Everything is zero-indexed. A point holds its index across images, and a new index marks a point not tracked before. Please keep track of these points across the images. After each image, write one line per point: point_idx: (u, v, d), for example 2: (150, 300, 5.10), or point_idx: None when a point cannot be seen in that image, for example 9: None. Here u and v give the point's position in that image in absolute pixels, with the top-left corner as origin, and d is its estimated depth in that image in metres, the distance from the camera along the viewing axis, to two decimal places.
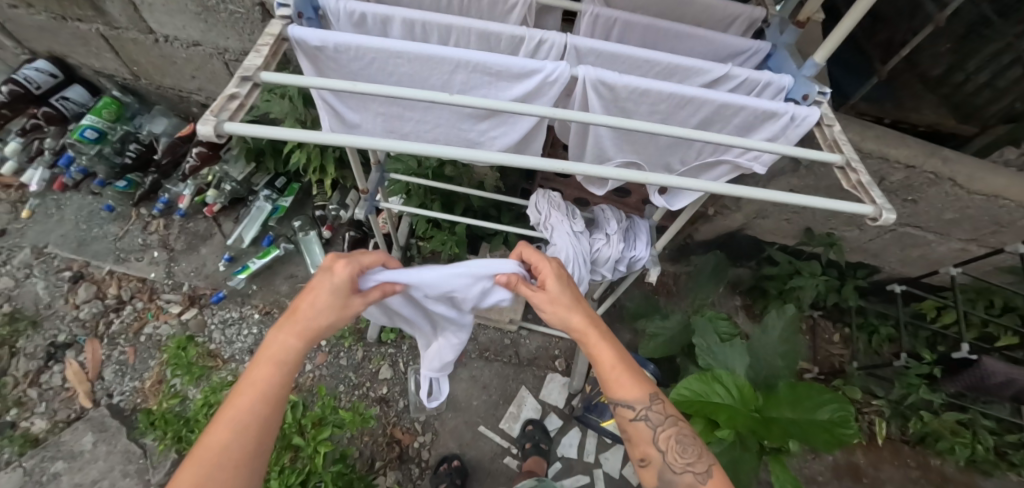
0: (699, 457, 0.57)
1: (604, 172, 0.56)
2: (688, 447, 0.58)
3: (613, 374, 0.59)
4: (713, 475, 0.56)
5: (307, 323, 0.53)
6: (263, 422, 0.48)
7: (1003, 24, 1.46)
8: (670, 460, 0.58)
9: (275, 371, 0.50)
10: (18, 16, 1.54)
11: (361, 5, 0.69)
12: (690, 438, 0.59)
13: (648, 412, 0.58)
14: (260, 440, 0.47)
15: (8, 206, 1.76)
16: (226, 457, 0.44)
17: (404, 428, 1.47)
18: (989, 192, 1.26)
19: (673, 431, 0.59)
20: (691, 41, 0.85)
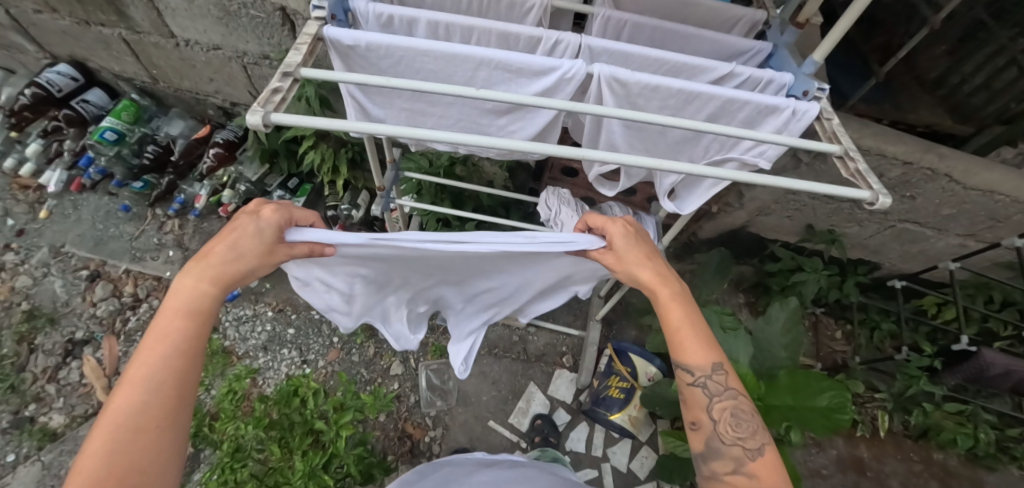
0: (752, 434, 0.55)
1: (617, 159, 0.63)
2: (743, 423, 0.56)
3: (678, 334, 0.58)
4: (764, 453, 0.53)
5: (220, 267, 0.51)
6: (177, 373, 0.45)
7: (998, 26, 1.52)
8: (721, 430, 0.57)
9: (189, 320, 0.48)
10: (42, 21, 1.59)
11: (389, 7, 0.75)
12: (748, 414, 0.56)
13: (706, 379, 0.56)
14: (178, 389, 0.44)
15: (27, 206, 1.80)
16: (146, 412, 0.41)
17: (415, 423, 1.50)
18: (985, 187, 1.30)
19: (730, 404, 0.56)
20: (697, 42, 0.89)
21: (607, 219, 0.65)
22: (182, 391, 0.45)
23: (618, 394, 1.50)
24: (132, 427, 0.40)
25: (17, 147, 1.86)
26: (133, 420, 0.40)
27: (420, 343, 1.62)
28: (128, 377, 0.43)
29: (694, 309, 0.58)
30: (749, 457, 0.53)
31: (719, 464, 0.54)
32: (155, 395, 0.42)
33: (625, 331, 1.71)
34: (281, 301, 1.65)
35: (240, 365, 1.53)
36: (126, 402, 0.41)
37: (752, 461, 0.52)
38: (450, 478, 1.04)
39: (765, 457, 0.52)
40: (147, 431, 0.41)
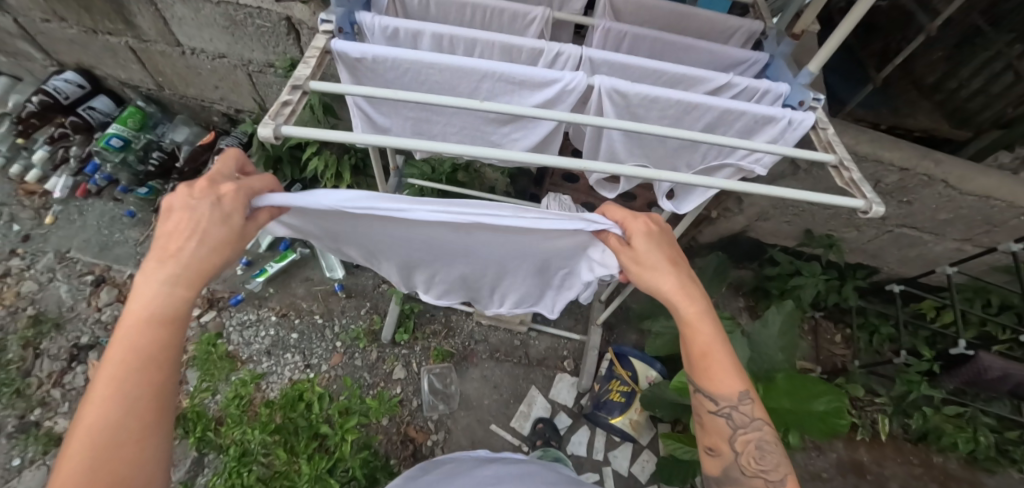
0: (775, 467, 0.57)
1: (619, 170, 0.64)
2: (766, 455, 0.58)
3: (705, 355, 0.58)
4: (784, 486, 0.57)
5: (186, 266, 0.45)
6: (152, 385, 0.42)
7: (994, 32, 1.55)
8: (742, 462, 0.59)
9: (159, 327, 0.43)
10: (49, 30, 1.61)
11: (394, 21, 0.77)
12: (772, 446, 0.58)
13: (730, 410, 0.58)
14: (154, 401, 0.42)
15: (32, 212, 1.81)
16: (121, 428, 0.40)
17: (418, 427, 1.51)
18: (981, 192, 1.32)
19: (755, 436, 0.58)
20: (695, 52, 0.91)
21: (627, 214, 0.59)
22: (160, 402, 0.43)
23: (618, 398, 1.50)
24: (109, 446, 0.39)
25: (23, 154, 1.88)
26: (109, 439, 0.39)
27: (422, 348, 1.63)
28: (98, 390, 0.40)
29: (722, 334, 0.58)
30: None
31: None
32: (131, 410, 0.41)
33: (625, 336, 1.71)
34: (284, 306, 1.66)
35: (244, 370, 1.54)
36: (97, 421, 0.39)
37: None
38: (452, 470, 1.07)
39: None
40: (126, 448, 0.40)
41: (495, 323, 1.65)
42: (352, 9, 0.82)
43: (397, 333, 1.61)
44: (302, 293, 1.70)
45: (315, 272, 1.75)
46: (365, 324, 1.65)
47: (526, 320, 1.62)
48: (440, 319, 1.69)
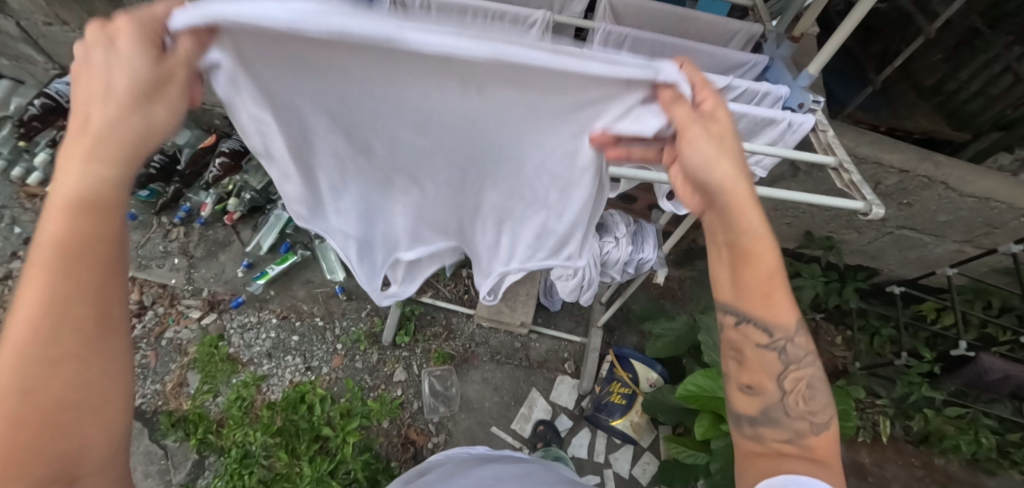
0: (823, 408, 0.53)
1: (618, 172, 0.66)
2: (816, 395, 0.53)
3: (768, 284, 0.52)
4: (826, 428, 0.52)
5: (102, 139, 0.39)
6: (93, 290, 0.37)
7: (992, 34, 1.57)
8: (789, 402, 0.52)
9: (77, 212, 0.37)
10: (52, 34, 1.62)
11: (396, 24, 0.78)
12: (823, 388, 0.54)
13: (785, 344, 0.53)
14: (100, 311, 0.37)
15: (34, 215, 1.82)
16: (60, 331, 0.35)
17: (419, 429, 1.51)
18: (981, 194, 1.32)
19: (807, 374, 0.54)
20: (694, 55, 0.91)
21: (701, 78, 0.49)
22: (109, 312, 0.38)
23: (619, 400, 1.51)
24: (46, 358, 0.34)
25: (24, 157, 1.88)
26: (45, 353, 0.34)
27: (423, 350, 1.62)
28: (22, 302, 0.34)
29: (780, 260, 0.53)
30: (811, 430, 0.52)
31: (771, 431, 0.52)
32: (67, 309, 0.35)
33: (625, 338, 1.71)
34: (285, 309, 1.67)
35: (244, 372, 1.55)
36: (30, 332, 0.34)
37: (813, 435, 0.51)
38: (453, 470, 1.08)
39: (826, 432, 0.52)
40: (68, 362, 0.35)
41: (495, 325, 1.65)
42: None
43: (398, 335, 1.61)
44: (303, 295, 1.70)
45: (316, 275, 1.75)
46: (366, 326, 1.65)
47: (526, 322, 1.60)
48: (441, 321, 1.68)
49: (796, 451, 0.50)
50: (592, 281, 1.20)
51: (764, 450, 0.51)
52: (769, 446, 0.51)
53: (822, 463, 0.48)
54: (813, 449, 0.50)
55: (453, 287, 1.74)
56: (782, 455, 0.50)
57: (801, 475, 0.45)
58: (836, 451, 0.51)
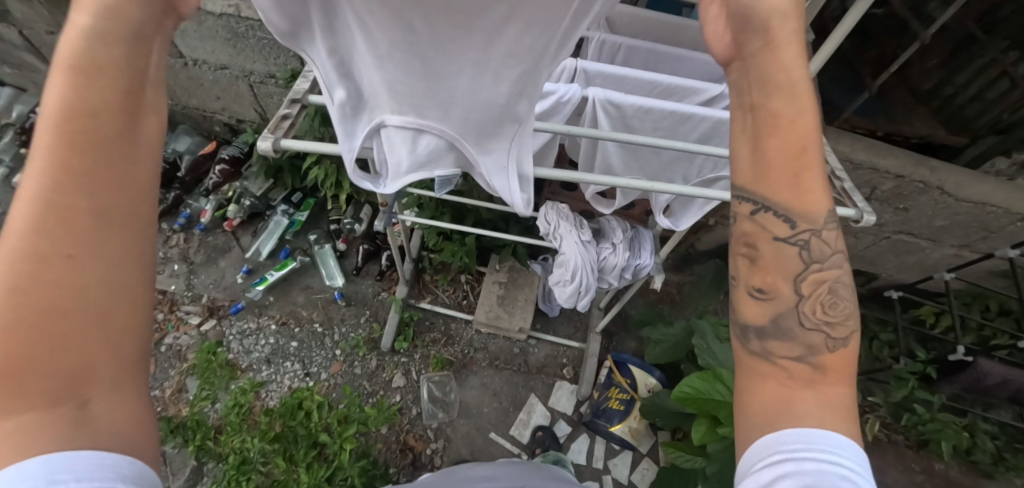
0: (844, 321, 0.42)
1: (610, 181, 0.68)
2: (839, 303, 0.42)
3: (796, 158, 0.39)
4: (848, 344, 0.42)
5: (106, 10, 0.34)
6: (97, 176, 0.32)
7: (988, 39, 1.57)
8: (805, 310, 0.42)
9: (73, 88, 0.32)
10: (54, 42, 1.64)
11: None
12: (847, 295, 0.43)
13: (813, 236, 0.42)
14: (101, 201, 0.32)
15: None
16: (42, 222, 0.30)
17: (417, 435, 1.51)
18: (977, 198, 1.32)
19: (833, 276, 0.43)
20: (687, 65, 0.93)
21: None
22: (111, 205, 0.32)
23: (618, 406, 1.52)
24: (41, 250, 0.30)
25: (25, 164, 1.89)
26: (42, 242, 0.30)
27: (422, 355, 1.63)
28: (20, 185, 0.31)
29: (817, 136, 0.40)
30: (827, 346, 0.41)
31: (779, 345, 0.42)
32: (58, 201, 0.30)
33: (624, 344, 1.71)
34: (284, 315, 1.67)
35: (243, 379, 1.55)
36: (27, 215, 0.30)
37: (828, 352, 0.41)
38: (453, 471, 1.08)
39: (848, 349, 0.41)
40: (62, 258, 0.30)
41: (494, 331, 1.66)
42: None
43: (397, 340, 1.62)
44: (302, 301, 1.70)
45: (315, 280, 1.75)
46: (365, 332, 1.65)
47: (524, 327, 1.63)
48: (440, 326, 1.68)
49: (804, 380, 0.40)
50: (592, 287, 1.22)
51: (771, 374, 0.42)
52: (776, 369, 0.42)
53: (830, 396, 0.39)
54: (826, 370, 0.41)
55: (452, 292, 1.75)
56: (791, 384, 0.40)
57: (808, 430, 0.37)
58: (852, 374, 0.41)
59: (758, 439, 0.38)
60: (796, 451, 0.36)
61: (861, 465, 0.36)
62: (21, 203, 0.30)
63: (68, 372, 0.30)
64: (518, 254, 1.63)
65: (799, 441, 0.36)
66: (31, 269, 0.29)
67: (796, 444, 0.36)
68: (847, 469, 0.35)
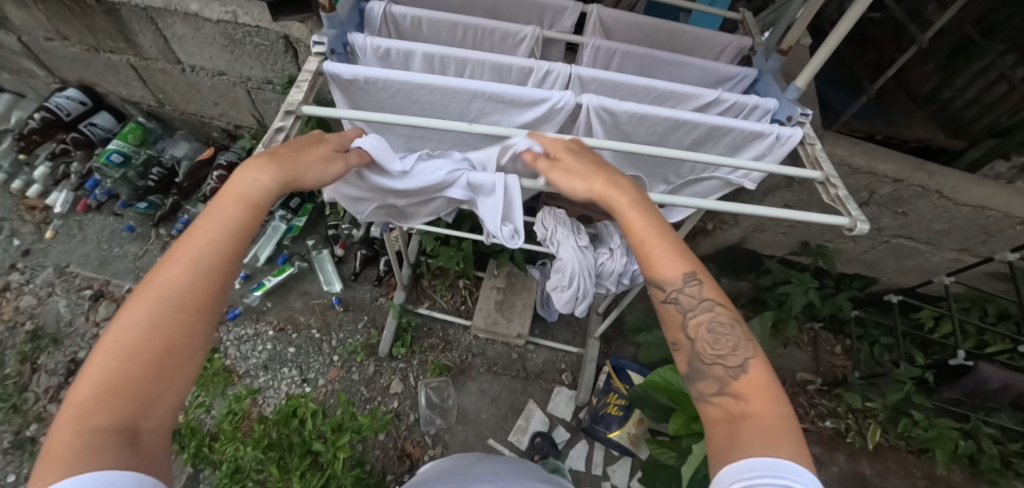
0: (733, 351, 0.50)
1: None
2: (721, 338, 0.51)
3: (644, 248, 0.56)
4: (749, 371, 0.48)
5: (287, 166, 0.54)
6: (225, 261, 0.45)
7: (986, 43, 1.59)
8: (700, 349, 0.51)
9: (244, 205, 0.48)
10: (52, 48, 1.64)
11: (387, 41, 0.80)
12: (728, 327, 0.51)
13: (678, 294, 0.53)
14: (220, 280, 0.44)
15: (32, 227, 1.83)
16: (184, 283, 0.41)
17: (415, 442, 1.50)
18: (976, 202, 1.32)
19: (705, 317, 0.52)
20: (683, 70, 0.93)
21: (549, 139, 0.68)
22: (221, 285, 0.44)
23: (616, 412, 1.51)
24: (175, 305, 0.40)
25: (24, 170, 1.90)
26: (175, 299, 0.41)
27: (420, 361, 1.62)
28: (176, 254, 0.43)
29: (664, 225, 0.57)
30: (731, 376, 0.48)
31: (702, 385, 0.49)
32: (199, 272, 0.42)
33: (623, 349, 1.70)
34: (282, 320, 1.66)
35: (240, 385, 1.54)
36: (171, 277, 0.41)
37: (735, 380, 0.47)
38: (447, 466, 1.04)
39: (749, 375, 0.47)
40: (185, 314, 0.41)
41: (493, 337, 1.65)
42: (346, 30, 0.87)
43: (394, 346, 1.61)
44: (299, 307, 1.70)
45: (313, 286, 1.75)
46: (362, 338, 1.65)
47: (523, 333, 1.61)
48: (438, 332, 1.68)
49: (737, 413, 0.45)
50: (589, 292, 1.20)
51: (719, 418, 0.46)
52: (716, 409, 0.47)
53: (742, 415, 0.44)
54: (745, 398, 0.46)
55: (450, 297, 1.74)
56: (730, 420, 0.45)
57: (757, 457, 0.38)
58: (770, 396, 0.45)
59: (719, 473, 0.39)
60: (754, 477, 0.36)
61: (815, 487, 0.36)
62: (173, 266, 0.42)
63: (142, 410, 0.36)
64: (516, 259, 1.63)
65: (755, 469, 0.37)
66: (160, 317, 0.39)
67: (753, 471, 0.37)
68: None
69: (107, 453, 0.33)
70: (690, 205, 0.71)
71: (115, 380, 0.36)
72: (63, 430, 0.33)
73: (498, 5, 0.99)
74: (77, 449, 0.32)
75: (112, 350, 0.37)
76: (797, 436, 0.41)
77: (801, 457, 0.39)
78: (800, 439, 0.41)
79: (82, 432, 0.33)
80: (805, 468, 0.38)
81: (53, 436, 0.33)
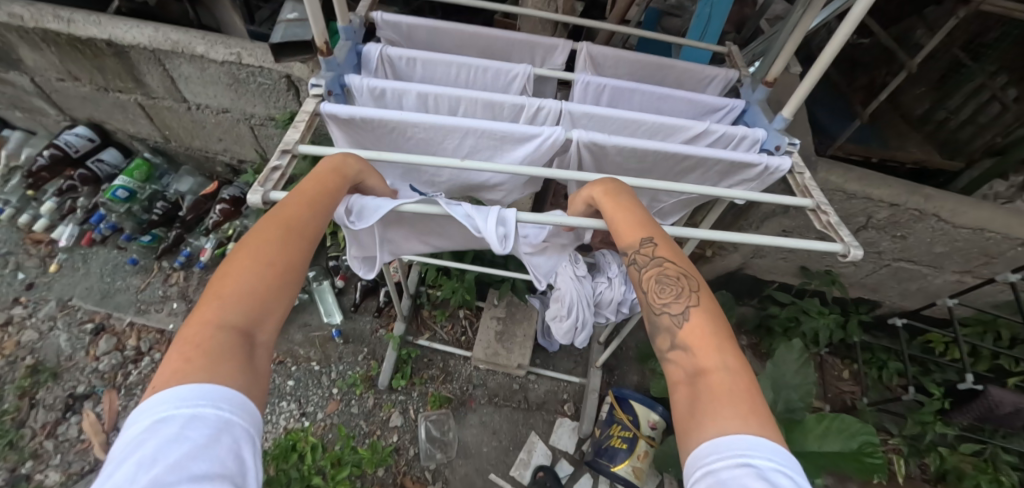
0: (677, 298, 0.49)
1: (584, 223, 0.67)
2: (668, 287, 0.51)
3: (616, 224, 0.61)
4: (691, 318, 0.47)
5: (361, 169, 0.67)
6: (319, 222, 0.52)
7: (975, 66, 1.62)
8: (652, 301, 0.51)
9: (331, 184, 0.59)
10: (64, 88, 1.69)
11: (381, 82, 0.82)
12: (674, 278, 0.51)
13: (635, 255, 0.55)
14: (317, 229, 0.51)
15: (38, 260, 1.85)
16: (296, 225, 0.49)
17: (414, 477, 1.47)
18: (975, 225, 1.31)
19: (655, 271, 0.52)
20: (674, 102, 0.95)
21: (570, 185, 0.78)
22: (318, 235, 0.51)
23: (620, 444, 1.44)
24: (288, 241, 0.46)
25: (32, 204, 1.93)
26: (289, 238, 0.47)
27: (420, 393, 1.61)
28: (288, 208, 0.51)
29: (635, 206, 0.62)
30: (677, 325, 0.47)
31: (659, 340, 0.48)
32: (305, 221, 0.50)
33: (626, 377, 1.69)
34: (281, 353, 1.65)
35: None
36: (286, 222, 0.48)
37: (681, 331, 0.46)
38: None
39: (694, 325, 0.46)
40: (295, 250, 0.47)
41: (493, 367, 1.63)
42: (342, 73, 0.90)
43: (394, 378, 1.60)
44: (299, 340, 1.69)
45: (313, 318, 1.75)
46: (362, 370, 1.64)
47: (523, 363, 1.60)
48: (438, 363, 1.67)
49: (692, 370, 0.42)
50: (587, 323, 1.19)
51: (677, 378, 0.43)
52: (673, 367, 0.44)
53: (700, 367, 0.42)
54: (693, 350, 0.44)
55: (450, 328, 1.74)
56: (688, 377, 0.42)
57: (710, 433, 0.35)
58: (716, 345, 0.43)
59: (685, 459, 0.37)
60: (710, 461, 0.33)
61: (774, 457, 0.32)
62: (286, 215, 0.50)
63: (255, 324, 0.40)
64: (516, 288, 1.62)
65: (709, 451, 0.34)
66: (279, 249, 0.45)
67: (707, 455, 0.34)
68: (760, 466, 0.32)
69: (230, 354, 0.36)
70: (677, 237, 0.72)
71: (241, 292, 0.41)
72: (196, 330, 0.37)
73: (491, 44, 1.02)
74: (211, 343, 0.36)
75: (241, 271, 0.42)
76: (751, 394, 0.38)
77: (754, 418, 0.36)
78: (755, 400, 0.37)
79: (215, 333, 0.37)
80: (763, 436, 0.34)
81: (184, 337, 0.37)
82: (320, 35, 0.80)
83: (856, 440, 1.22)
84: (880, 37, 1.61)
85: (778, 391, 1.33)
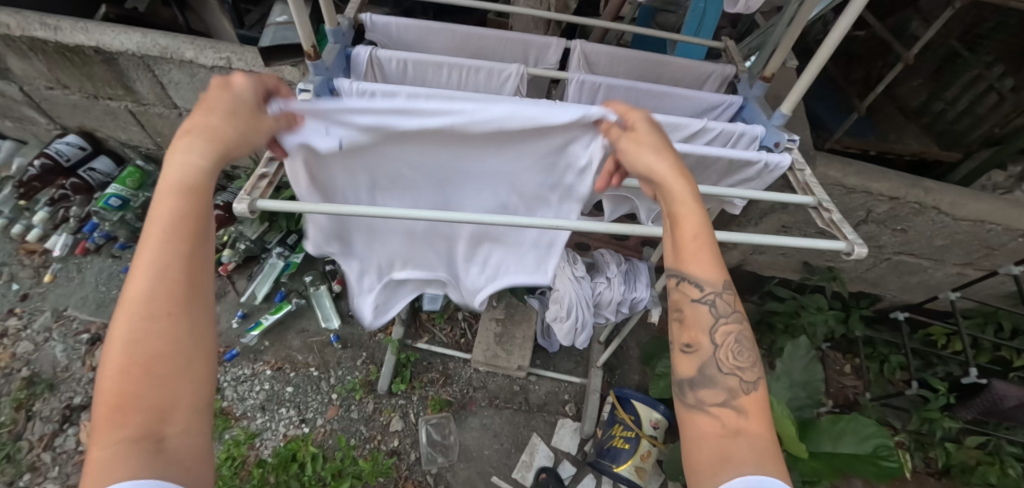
0: (751, 366, 0.49)
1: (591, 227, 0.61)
2: (744, 350, 0.50)
3: (691, 244, 0.51)
4: (757, 389, 0.47)
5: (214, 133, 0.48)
6: (182, 257, 0.44)
7: (972, 55, 1.61)
8: (720, 357, 0.49)
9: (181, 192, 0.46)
10: (53, 97, 1.67)
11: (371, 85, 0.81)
12: (750, 344, 0.50)
13: (715, 298, 0.50)
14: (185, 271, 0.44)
15: (31, 271, 1.83)
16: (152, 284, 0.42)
17: (416, 482, 1.46)
18: (976, 217, 1.30)
19: (734, 328, 0.50)
20: (671, 99, 0.93)
21: (628, 106, 0.60)
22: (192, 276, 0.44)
23: (623, 444, 1.43)
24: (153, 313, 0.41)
25: (25, 214, 1.92)
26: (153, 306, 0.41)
27: (420, 397, 1.59)
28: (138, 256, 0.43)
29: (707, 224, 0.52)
30: (742, 389, 0.47)
31: (707, 393, 0.48)
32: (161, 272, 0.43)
33: (628, 376, 1.68)
34: (279, 359, 1.64)
35: (237, 427, 1.50)
36: (142, 284, 0.42)
37: (744, 395, 0.47)
38: None
39: (757, 393, 0.47)
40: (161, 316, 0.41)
41: (493, 369, 1.62)
42: (332, 77, 0.89)
43: (394, 382, 1.59)
44: (297, 346, 1.68)
45: (311, 323, 1.73)
46: (361, 375, 1.63)
47: (523, 365, 1.59)
48: (437, 366, 1.66)
49: (735, 428, 0.44)
50: (586, 324, 1.18)
51: (714, 429, 0.45)
52: (712, 419, 0.46)
53: (754, 433, 0.43)
54: (746, 414, 0.45)
55: (450, 330, 1.73)
56: (726, 434, 0.44)
57: (752, 474, 0.39)
58: (769, 414, 0.46)
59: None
60: None
61: None
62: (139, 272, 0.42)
63: (153, 417, 0.39)
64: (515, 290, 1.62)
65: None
66: (146, 327, 0.41)
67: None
68: None
69: (128, 461, 0.36)
70: None
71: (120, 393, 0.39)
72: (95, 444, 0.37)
73: (482, 44, 1.01)
74: (110, 455, 0.36)
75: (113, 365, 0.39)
76: None
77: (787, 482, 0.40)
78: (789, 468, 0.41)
79: (112, 445, 0.37)
80: None
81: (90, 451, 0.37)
82: (307, 39, 0.79)
83: (869, 443, 1.16)
84: (876, 29, 1.60)
85: (787, 389, 1.32)
